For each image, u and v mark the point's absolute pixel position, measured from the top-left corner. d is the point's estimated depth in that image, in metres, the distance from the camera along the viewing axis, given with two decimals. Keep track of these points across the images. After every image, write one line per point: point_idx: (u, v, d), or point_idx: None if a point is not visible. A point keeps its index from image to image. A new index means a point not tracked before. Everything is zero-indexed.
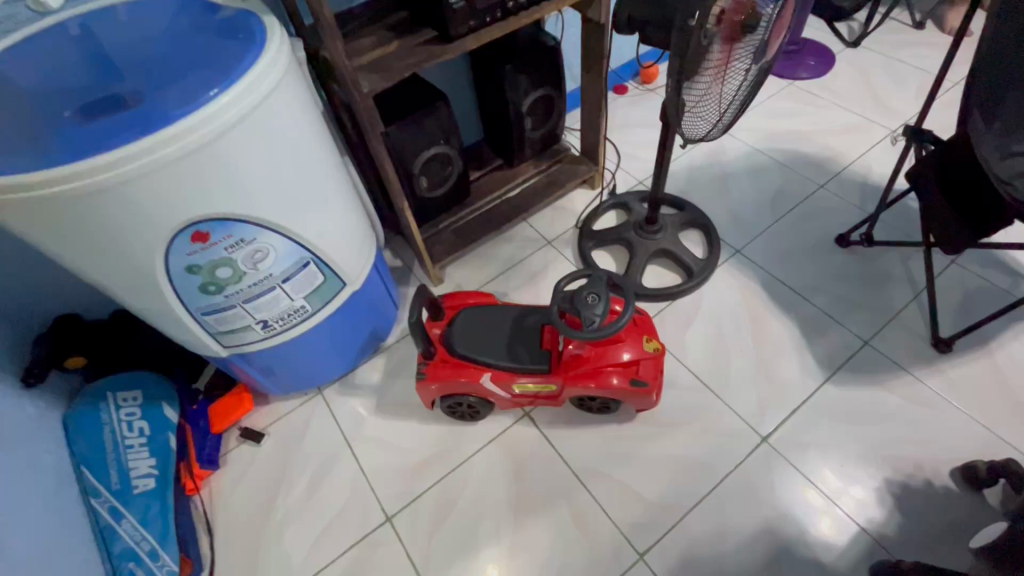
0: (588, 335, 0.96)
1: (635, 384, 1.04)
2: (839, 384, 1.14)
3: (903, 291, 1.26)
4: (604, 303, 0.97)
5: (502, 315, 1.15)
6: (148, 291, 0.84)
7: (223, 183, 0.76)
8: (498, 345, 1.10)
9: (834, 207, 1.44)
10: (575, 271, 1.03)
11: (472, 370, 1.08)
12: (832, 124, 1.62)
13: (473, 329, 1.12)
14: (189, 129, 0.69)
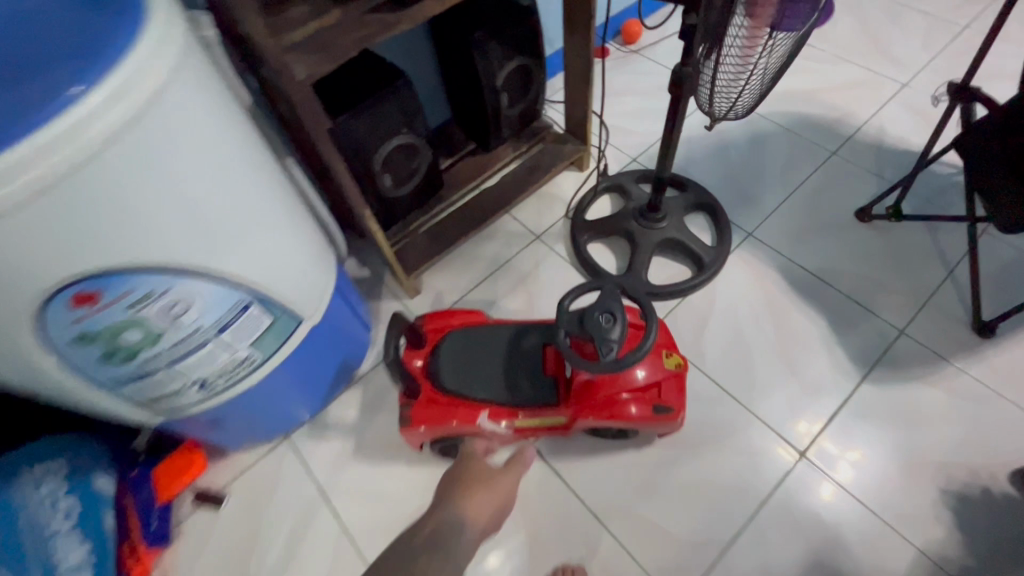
0: (604, 368, 0.79)
1: (659, 411, 0.89)
2: (877, 383, 1.02)
3: (936, 269, 1.13)
4: (621, 325, 0.80)
5: (495, 338, 0.98)
6: (31, 368, 0.63)
7: (108, 224, 0.55)
8: (494, 376, 0.94)
9: (850, 176, 1.29)
10: (581, 286, 0.85)
11: (466, 409, 0.91)
12: (838, 80, 1.46)
13: (463, 360, 0.95)
14: (35, 159, 0.47)
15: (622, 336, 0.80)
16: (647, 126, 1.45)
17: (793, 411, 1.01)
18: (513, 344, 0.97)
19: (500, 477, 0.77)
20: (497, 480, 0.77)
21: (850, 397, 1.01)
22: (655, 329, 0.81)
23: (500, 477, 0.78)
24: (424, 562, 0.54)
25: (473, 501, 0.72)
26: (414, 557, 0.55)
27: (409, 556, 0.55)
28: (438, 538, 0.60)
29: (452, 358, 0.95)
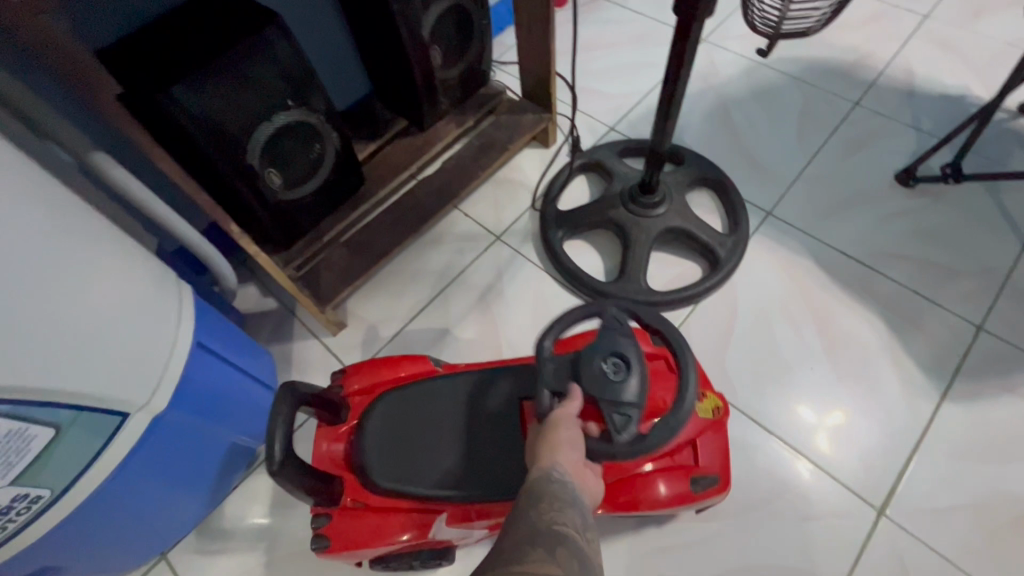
0: (621, 451, 0.50)
1: (698, 485, 0.62)
2: (961, 401, 0.77)
3: (1006, 241, 0.89)
4: (639, 379, 0.52)
5: (450, 397, 0.66)
6: None
7: None
8: (450, 460, 0.63)
9: (882, 130, 1.03)
10: (566, 317, 0.56)
11: (417, 515, 0.64)
12: (847, 13, 1.19)
13: (403, 437, 0.63)
14: None
15: (641, 397, 0.52)
16: (623, 85, 1.15)
17: (858, 451, 0.75)
18: (476, 403, 0.65)
19: (573, 422, 0.49)
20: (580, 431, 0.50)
21: (931, 424, 0.76)
22: (692, 381, 0.53)
23: (572, 419, 0.50)
24: (547, 511, 0.39)
25: (546, 444, 0.48)
26: (535, 500, 0.41)
27: (530, 501, 0.41)
28: (542, 478, 0.44)
29: (387, 436, 0.63)
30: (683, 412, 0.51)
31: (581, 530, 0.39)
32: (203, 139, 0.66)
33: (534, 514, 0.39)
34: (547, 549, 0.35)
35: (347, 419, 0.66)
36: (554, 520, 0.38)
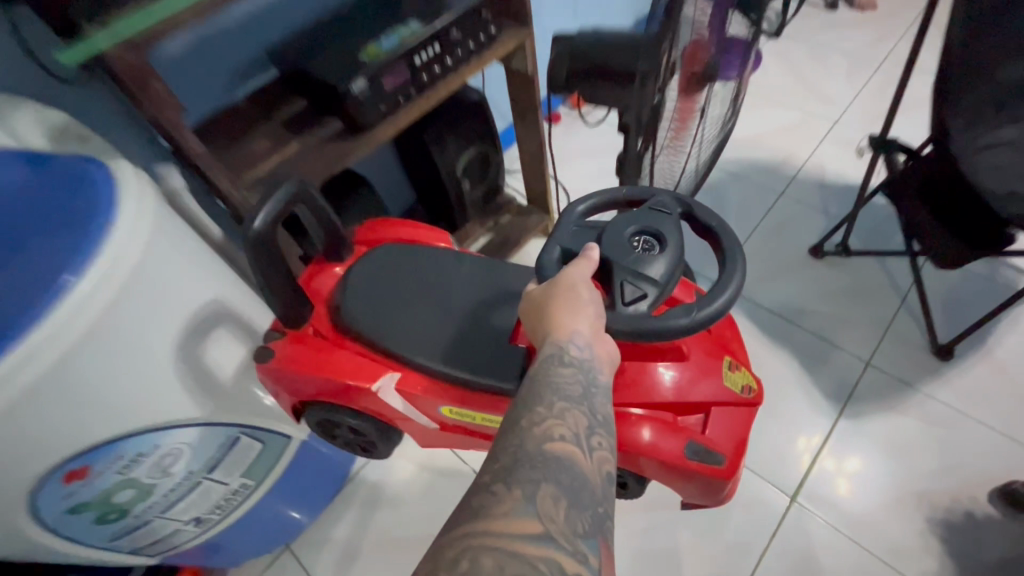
0: (618, 324, 0.54)
1: (700, 455, 0.68)
2: (852, 418, 1.07)
3: (890, 297, 1.20)
4: (667, 264, 0.56)
5: (431, 272, 0.81)
6: (26, 551, 0.63)
7: (103, 404, 0.58)
8: (420, 326, 0.76)
9: (800, 215, 1.37)
10: (611, 196, 0.62)
11: (367, 363, 0.77)
12: (775, 123, 1.56)
13: (375, 281, 0.79)
14: (25, 359, 0.50)
15: (663, 286, 0.56)
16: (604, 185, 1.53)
17: (776, 456, 1.04)
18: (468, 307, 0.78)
19: (590, 286, 0.54)
20: (597, 301, 0.54)
21: (830, 433, 1.06)
22: (725, 294, 0.55)
23: (589, 282, 0.54)
24: (539, 424, 0.42)
25: (559, 316, 0.51)
26: (532, 406, 0.44)
27: (525, 408, 0.44)
28: (550, 364, 0.47)
29: (360, 279, 0.79)
30: (700, 314, 0.54)
31: (581, 443, 0.42)
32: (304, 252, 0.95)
33: (527, 428, 0.42)
34: (526, 491, 0.38)
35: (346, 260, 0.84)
36: (548, 437, 0.41)
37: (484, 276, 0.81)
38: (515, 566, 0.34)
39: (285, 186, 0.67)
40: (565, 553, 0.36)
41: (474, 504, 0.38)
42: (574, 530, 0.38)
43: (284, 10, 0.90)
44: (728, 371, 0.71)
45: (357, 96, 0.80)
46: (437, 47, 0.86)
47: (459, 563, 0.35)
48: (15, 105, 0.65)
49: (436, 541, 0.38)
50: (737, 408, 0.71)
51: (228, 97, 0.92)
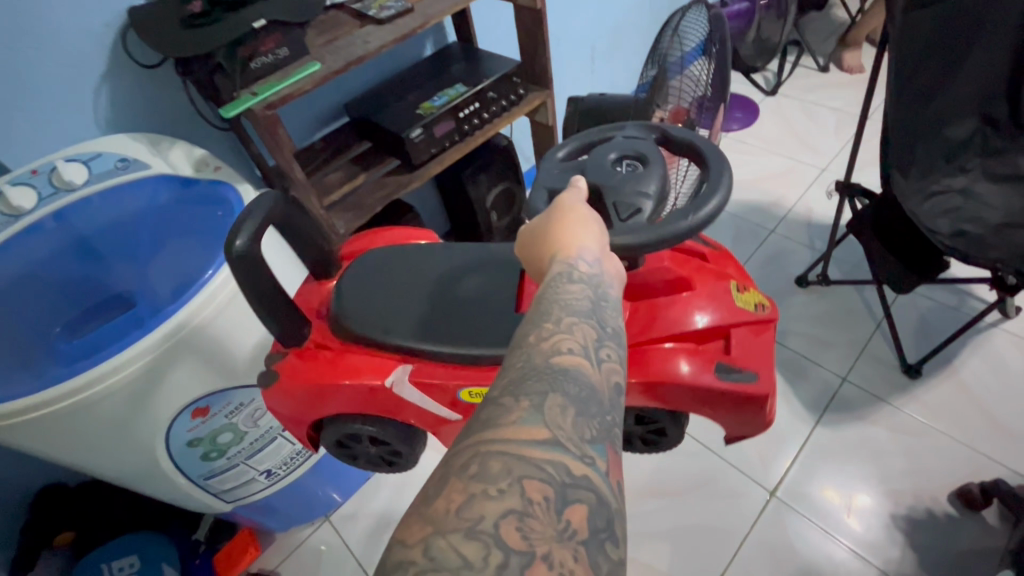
0: (625, 235, 0.58)
1: (734, 377, 0.73)
2: (828, 426, 1.20)
3: (866, 323, 1.35)
4: (655, 178, 0.62)
5: (414, 263, 0.86)
6: (152, 474, 0.83)
7: (225, 363, 0.78)
8: (428, 313, 0.79)
9: (788, 249, 1.54)
10: (585, 140, 0.71)
11: (376, 362, 0.79)
12: (768, 170, 1.76)
13: (370, 282, 0.83)
14: (184, 321, 0.71)
15: (658, 198, 0.62)
16: None
17: (759, 456, 1.18)
18: (457, 287, 0.82)
19: (582, 206, 0.57)
20: (595, 219, 0.55)
21: (808, 438, 1.19)
22: (720, 192, 0.60)
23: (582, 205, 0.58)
24: (546, 338, 0.41)
25: (561, 237, 0.52)
26: (538, 323, 0.43)
27: (533, 323, 0.43)
28: (557, 280, 0.46)
29: (354, 282, 0.83)
30: (700, 213, 0.59)
31: (589, 354, 0.41)
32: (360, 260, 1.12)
33: (534, 343, 0.41)
34: (534, 401, 0.37)
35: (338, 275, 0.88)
36: (556, 350, 0.40)
37: (472, 257, 0.86)
38: (524, 469, 0.34)
39: (261, 200, 0.69)
40: (572, 458, 0.35)
41: (482, 417, 0.37)
42: (582, 436, 0.37)
43: (358, 73, 1.15)
44: (737, 292, 0.78)
45: (416, 141, 1.02)
46: (476, 105, 1.09)
47: (468, 467, 0.34)
48: (171, 144, 0.89)
49: (445, 455, 0.37)
50: (758, 324, 0.77)
51: (309, 139, 1.15)
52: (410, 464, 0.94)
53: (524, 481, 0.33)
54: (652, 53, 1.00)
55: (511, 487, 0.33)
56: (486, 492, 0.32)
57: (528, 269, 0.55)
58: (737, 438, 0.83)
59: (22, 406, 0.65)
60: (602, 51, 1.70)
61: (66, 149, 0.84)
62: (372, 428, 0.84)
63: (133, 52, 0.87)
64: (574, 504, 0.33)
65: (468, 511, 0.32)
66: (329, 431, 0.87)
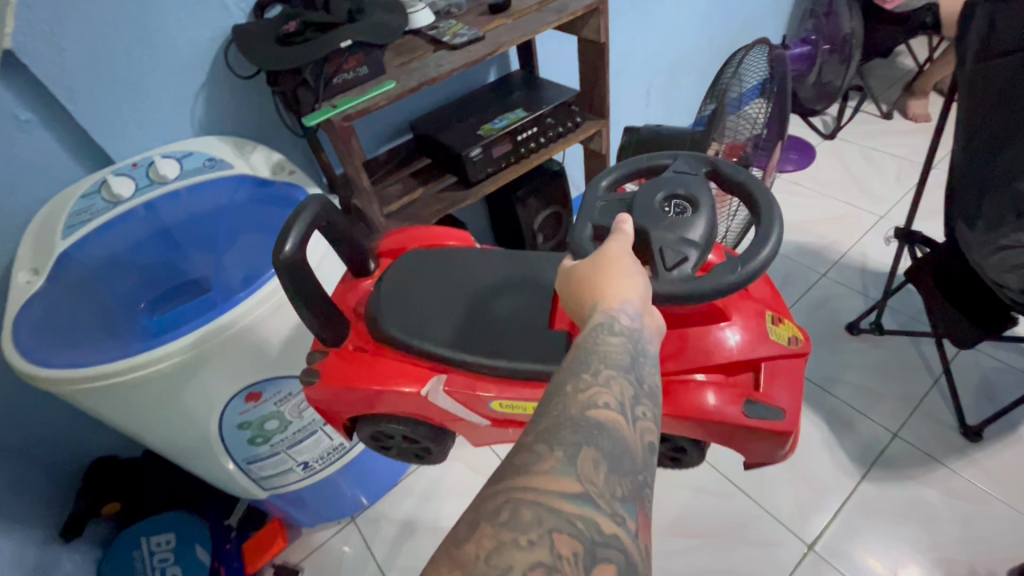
0: (670, 283, 0.59)
1: (762, 414, 0.72)
2: (876, 482, 1.14)
3: (922, 377, 1.29)
4: (704, 224, 0.61)
5: (448, 271, 0.85)
6: (202, 451, 0.89)
7: (279, 350, 0.83)
8: (462, 330, 0.79)
9: (840, 295, 1.49)
10: (627, 169, 0.72)
11: (410, 369, 0.80)
12: (822, 213, 1.72)
13: (399, 291, 0.83)
14: (248, 309, 0.76)
15: (704, 246, 0.61)
16: None
17: (797, 505, 1.13)
18: (493, 304, 0.82)
19: (627, 254, 0.57)
20: (639, 271, 0.55)
21: (853, 493, 1.13)
22: (767, 247, 0.61)
23: (626, 251, 0.58)
24: (583, 390, 0.42)
25: (605, 286, 0.53)
26: (577, 373, 0.43)
27: (572, 373, 0.43)
28: (598, 332, 0.47)
29: (388, 286, 0.84)
30: (747, 269, 0.60)
31: (625, 412, 0.41)
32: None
33: (571, 393, 0.41)
34: (568, 452, 0.37)
35: (374, 273, 0.88)
36: (592, 404, 0.41)
37: (505, 274, 0.85)
38: (554, 522, 0.34)
39: (307, 205, 0.70)
40: (603, 515, 0.36)
41: (516, 463, 0.38)
42: (613, 493, 0.37)
43: (424, 94, 1.22)
44: (772, 324, 0.76)
45: (474, 159, 1.07)
46: (534, 129, 1.14)
47: (500, 514, 0.35)
48: (254, 148, 0.96)
49: (477, 495, 0.38)
50: (789, 358, 0.76)
51: (374, 151, 1.22)
52: (439, 459, 0.93)
53: (555, 535, 0.33)
54: (711, 88, 1.01)
55: (542, 539, 0.33)
56: (516, 541, 0.33)
57: (571, 311, 0.56)
58: (761, 466, 0.83)
59: (94, 372, 0.70)
60: (659, 86, 1.73)
61: (163, 146, 0.94)
62: (404, 429, 0.83)
63: (233, 64, 0.97)
64: (602, 563, 0.34)
65: (497, 559, 0.32)
66: (362, 427, 0.87)
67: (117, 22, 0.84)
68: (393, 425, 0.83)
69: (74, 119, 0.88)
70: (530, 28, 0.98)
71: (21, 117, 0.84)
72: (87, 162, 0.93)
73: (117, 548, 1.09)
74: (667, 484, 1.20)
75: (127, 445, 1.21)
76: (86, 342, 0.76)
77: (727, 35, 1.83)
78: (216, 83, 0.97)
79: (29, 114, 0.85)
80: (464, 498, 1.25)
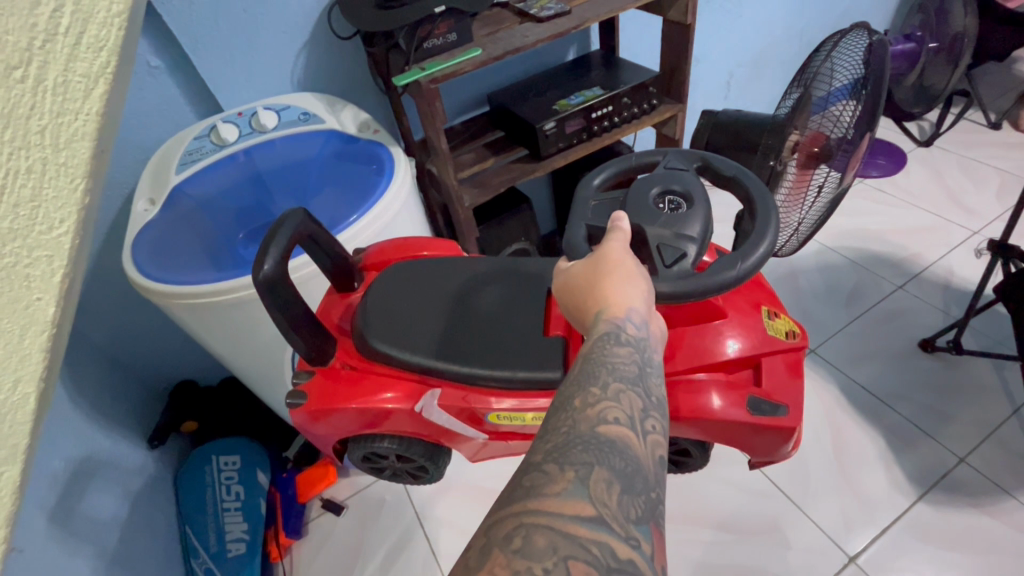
0: (665, 286, 0.58)
1: (764, 412, 0.73)
2: (933, 505, 1.08)
3: (1001, 405, 1.20)
4: (700, 219, 0.61)
5: (437, 267, 0.88)
6: (274, 379, 0.97)
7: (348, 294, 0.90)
8: (460, 326, 0.82)
9: (916, 309, 1.40)
10: (615, 166, 0.70)
11: (400, 382, 0.83)
12: (907, 223, 1.62)
13: (390, 297, 0.85)
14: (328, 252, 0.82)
15: (701, 241, 0.61)
16: None
17: (844, 517, 1.09)
18: (478, 295, 0.85)
19: (626, 256, 0.56)
20: (642, 276, 0.55)
21: (906, 512, 1.08)
22: (766, 241, 0.60)
23: (627, 252, 0.57)
24: (592, 406, 0.41)
25: (608, 292, 0.52)
26: (585, 387, 0.43)
27: (579, 388, 0.43)
28: (604, 342, 0.47)
29: (375, 289, 0.85)
30: (746, 265, 0.59)
31: (634, 427, 0.41)
32: (474, 239, 1.18)
33: (579, 409, 0.41)
34: (579, 473, 0.37)
35: (358, 289, 0.90)
36: (602, 419, 0.40)
37: (494, 267, 0.88)
38: (569, 548, 0.33)
39: (286, 219, 0.72)
40: (618, 539, 0.35)
41: (526, 483, 0.37)
42: (627, 516, 0.36)
43: (504, 68, 1.25)
44: (768, 320, 0.77)
45: (548, 132, 1.09)
46: (609, 108, 1.14)
47: (512, 541, 0.34)
48: (344, 106, 1.02)
49: (487, 518, 0.37)
50: (786, 354, 0.77)
51: (451, 120, 1.27)
52: (435, 479, 0.98)
53: (570, 561, 0.33)
54: (800, 73, 0.98)
55: (558, 566, 0.32)
56: (532, 569, 0.32)
57: (575, 319, 0.56)
58: (767, 464, 0.84)
59: (195, 291, 0.79)
60: (740, 79, 1.68)
61: (267, 99, 1.03)
62: (395, 447, 0.89)
63: (335, 26, 1.04)
64: None
65: None
66: (353, 448, 0.93)
67: None
68: (383, 444, 0.89)
69: (195, 68, 0.98)
70: (618, 5, 0.99)
71: (152, 64, 0.95)
72: (200, 109, 1.03)
73: (191, 462, 1.20)
74: (708, 478, 1.19)
75: (206, 372, 1.34)
76: (190, 266, 0.86)
77: (822, 29, 1.74)
78: (317, 43, 1.04)
79: (159, 61, 0.95)
80: (501, 464, 1.30)
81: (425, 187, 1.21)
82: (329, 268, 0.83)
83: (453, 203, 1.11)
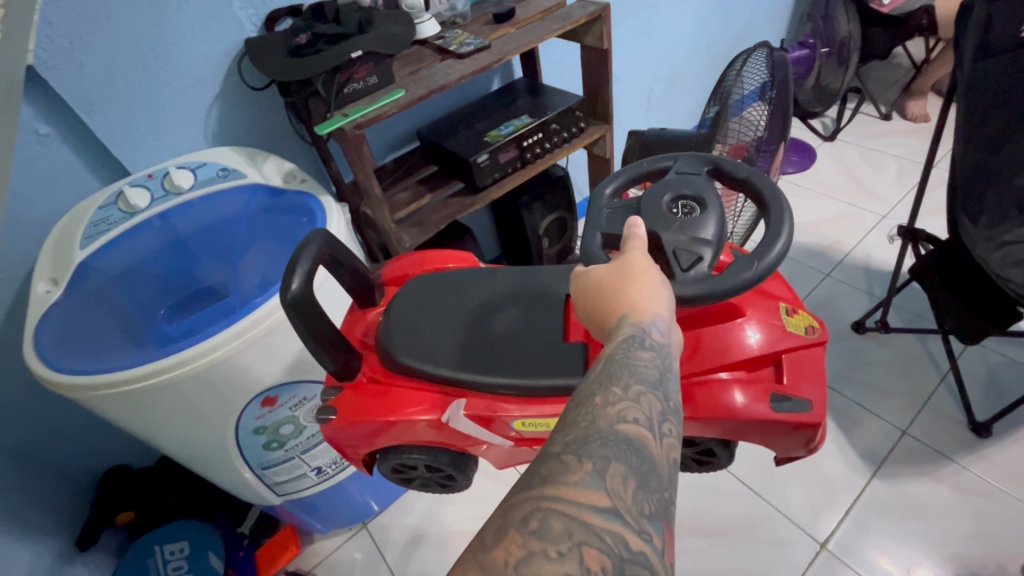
0: (682, 289, 0.58)
1: (789, 408, 0.73)
2: (886, 478, 1.14)
3: (930, 374, 1.30)
4: (713, 223, 0.61)
5: (454, 288, 0.84)
6: (218, 458, 0.90)
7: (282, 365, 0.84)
8: (476, 349, 0.77)
9: (845, 294, 1.50)
10: (625, 175, 0.70)
11: (425, 395, 0.78)
12: (826, 213, 1.73)
13: (407, 317, 0.81)
14: (252, 322, 0.76)
15: (716, 244, 0.61)
16: None
17: (809, 503, 1.13)
18: (496, 319, 0.80)
19: (646, 257, 0.54)
20: (664, 282, 0.52)
21: (864, 490, 1.13)
22: (781, 238, 0.61)
23: (647, 258, 0.55)
24: (612, 404, 0.39)
25: (631, 298, 0.50)
26: (606, 386, 0.40)
27: (601, 386, 0.41)
28: (628, 345, 0.44)
29: (394, 308, 0.82)
30: (763, 265, 0.59)
31: (653, 428, 0.39)
32: None
33: (599, 406, 0.39)
34: (598, 465, 0.35)
35: (380, 303, 0.87)
36: (621, 418, 0.38)
37: (511, 288, 0.83)
38: (583, 535, 0.32)
39: (308, 241, 0.69)
40: (632, 533, 0.33)
41: (544, 471, 0.35)
42: (642, 510, 0.34)
43: (431, 103, 1.24)
44: (786, 316, 0.78)
45: (482, 165, 1.08)
46: (539, 135, 1.15)
47: (529, 522, 0.32)
48: (266, 158, 0.98)
49: (505, 499, 0.36)
50: (808, 350, 0.77)
51: (381, 160, 1.24)
52: (466, 485, 0.91)
53: (584, 548, 0.31)
54: (716, 90, 1.03)
55: (572, 552, 0.31)
56: (546, 553, 0.31)
57: (595, 322, 0.53)
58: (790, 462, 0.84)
59: (110, 379, 0.72)
60: (659, 93, 1.76)
61: (180, 157, 0.96)
62: (425, 457, 0.82)
63: (246, 76, 0.99)
64: None
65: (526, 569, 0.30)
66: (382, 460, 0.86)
67: (135, 38, 0.87)
68: (412, 455, 0.82)
69: (92, 131, 0.90)
70: (535, 36, 1.01)
71: (40, 131, 0.86)
72: (104, 175, 0.95)
73: (128, 559, 1.07)
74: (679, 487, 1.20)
75: (139, 456, 1.22)
76: (105, 351, 0.78)
77: (725, 41, 1.86)
78: (228, 95, 0.99)
79: (48, 127, 0.87)
80: (475, 504, 1.25)
81: (361, 230, 1.17)
82: (348, 283, 0.80)
83: (393, 244, 1.07)
